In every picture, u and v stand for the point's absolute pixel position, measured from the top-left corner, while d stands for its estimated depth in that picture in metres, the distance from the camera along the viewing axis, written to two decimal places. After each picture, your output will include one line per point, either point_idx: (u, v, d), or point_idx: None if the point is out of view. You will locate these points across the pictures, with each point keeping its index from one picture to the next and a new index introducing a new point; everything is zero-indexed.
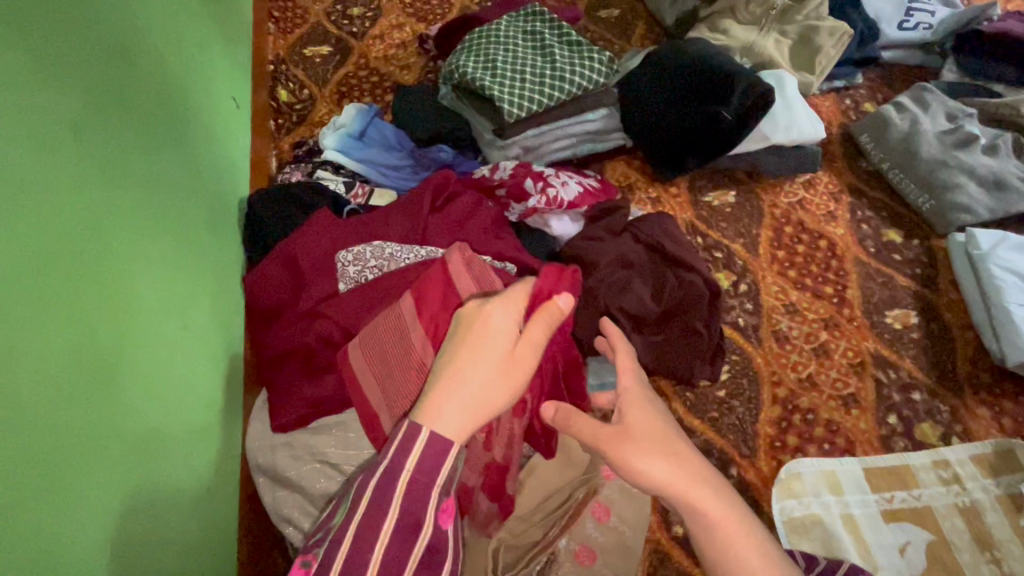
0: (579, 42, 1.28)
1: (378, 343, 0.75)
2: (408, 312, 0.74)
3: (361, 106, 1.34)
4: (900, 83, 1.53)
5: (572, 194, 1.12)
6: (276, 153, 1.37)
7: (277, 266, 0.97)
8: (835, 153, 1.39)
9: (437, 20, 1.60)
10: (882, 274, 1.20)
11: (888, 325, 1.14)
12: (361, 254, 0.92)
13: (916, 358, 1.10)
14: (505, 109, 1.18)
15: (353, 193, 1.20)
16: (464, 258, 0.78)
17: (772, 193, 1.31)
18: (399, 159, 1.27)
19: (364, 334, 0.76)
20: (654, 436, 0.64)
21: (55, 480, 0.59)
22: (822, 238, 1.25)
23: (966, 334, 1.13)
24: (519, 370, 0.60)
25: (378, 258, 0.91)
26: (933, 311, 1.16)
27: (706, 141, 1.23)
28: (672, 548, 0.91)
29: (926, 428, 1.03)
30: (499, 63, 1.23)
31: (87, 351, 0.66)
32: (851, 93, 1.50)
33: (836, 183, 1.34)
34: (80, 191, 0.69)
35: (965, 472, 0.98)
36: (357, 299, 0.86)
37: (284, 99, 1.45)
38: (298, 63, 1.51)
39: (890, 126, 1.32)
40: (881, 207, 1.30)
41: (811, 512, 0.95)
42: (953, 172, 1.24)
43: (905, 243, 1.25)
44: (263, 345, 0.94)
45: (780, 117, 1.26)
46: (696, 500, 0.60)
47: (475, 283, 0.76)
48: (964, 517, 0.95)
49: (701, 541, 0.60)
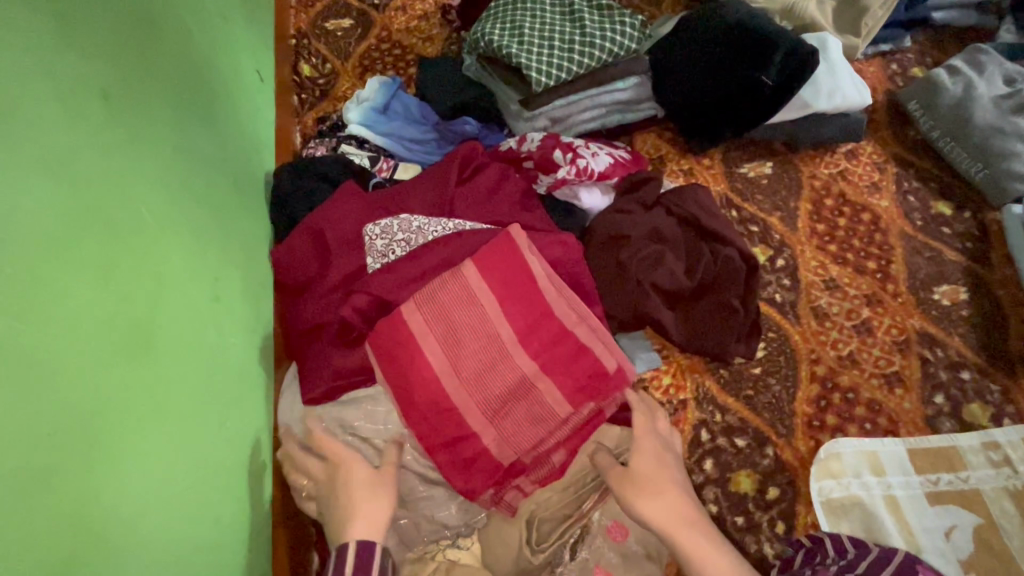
0: (609, 6, 1.23)
1: (436, 305, 0.81)
2: (473, 282, 0.82)
3: (384, 79, 1.32)
4: (951, 46, 1.43)
5: (602, 165, 1.08)
6: (299, 129, 1.36)
7: (303, 238, 0.96)
8: (880, 121, 1.31)
9: None
10: (930, 249, 1.14)
11: (935, 302, 1.08)
12: (388, 227, 0.90)
13: (965, 336, 1.05)
14: (533, 78, 1.14)
15: (378, 167, 1.18)
16: (526, 239, 0.84)
17: (812, 164, 1.25)
18: (424, 133, 1.25)
19: (419, 295, 0.82)
20: (655, 480, 0.76)
21: (89, 448, 0.60)
22: (865, 211, 1.19)
23: (1020, 311, 1.07)
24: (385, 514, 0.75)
25: (407, 231, 0.90)
26: (985, 288, 1.10)
27: (743, 110, 1.18)
28: None
29: (974, 409, 0.98)
30: (526, 29, 1.18)
31: (118, 322, 0.66)
32: (898, 58, 1.41)
33: (880, 153, 1.27)
34: (108, 159, 0.69)
35: (1016, 455, 0.94)
36: (393, 271, 0.87)
37: (307, 73, 1.43)
38: (320, 37, 1.49)
39: (941, 91, 1.24)
40: (929, 178, 1.23)
41: (851, 493, 0.92)
42: (1010, 139, 1.16)
43: (954, 216, 1.18)
44: (292, 317, 0.94)
45: (823, 83, 1.19)
46: (678, 532, 0.71)
47: (542, 268, 0.84)
48: (1014, 501, 0.91)
49: (684, 562, 0.69)
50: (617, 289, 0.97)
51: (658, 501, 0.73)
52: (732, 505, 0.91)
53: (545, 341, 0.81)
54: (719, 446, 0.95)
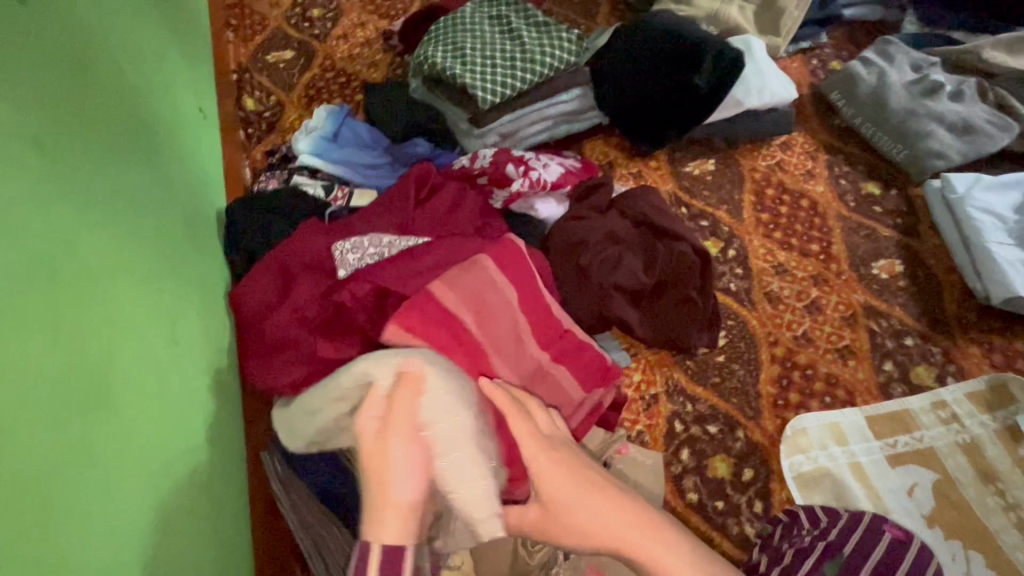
0: (546, 23, 1.27)
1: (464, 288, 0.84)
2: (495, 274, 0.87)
3: (332, 107, 1.32)
4: (863, 39, 1.55)
5: (555, 175, 1.12)
6: (248, 163, 1.34)
7: (263, 272, 0.94)
8: (808, 113, 1.40)
9: (400, 15, 1.57)
10: (865, 227, 1.22)
11: (875, 276, 1.16)
12: (358, 242, 0.91)
13: (905, 306, 1.12)
14: (479, 96, 1.17)
15: (332, 195, 1.17)
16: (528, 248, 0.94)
17: (751, 157, 1.32)
18: (376, 158, 1.25)
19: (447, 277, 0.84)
20: (573, 498, 0.63)
21: (49, 513, 0.57)
22: (803, 197, 1.26)
23: (951, 277, 1.16)
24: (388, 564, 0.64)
25: (378, 246, 0.92)
26: (918, 258, 1.18)
27: (682, 112, 1.24)
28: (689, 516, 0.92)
29: (921, 371, 1.05)
30: (468, 49, 1.21)
31: (72, 377, 0.63)
32: (817, 53, 1.51)
33: (812, 142, 1.35)
34: (50, 210, 0.67)
35: (962, 410, 1.01)
36: (394, 271, 0.88)
37: (251, 107, 1.42)
38: (262, 70, 1.48)
39: (859, 81, 1.33)
40: (857, 162, 1.32)
41: (819, 466, 0.96)
42: (923, 121, 1.26)
43: (883, 195, 1.27)
44: (255, 352, 0.91)
45: (752, 81, 1.26)
46: (626, 544, 0.61)
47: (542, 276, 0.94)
48: (965, 453, 0.98)
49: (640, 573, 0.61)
50: (581, 295, 1.00)
51: (586, 519, 0.62)
52: (711, 491, 0.94)
53: (550, 337, 0.90)
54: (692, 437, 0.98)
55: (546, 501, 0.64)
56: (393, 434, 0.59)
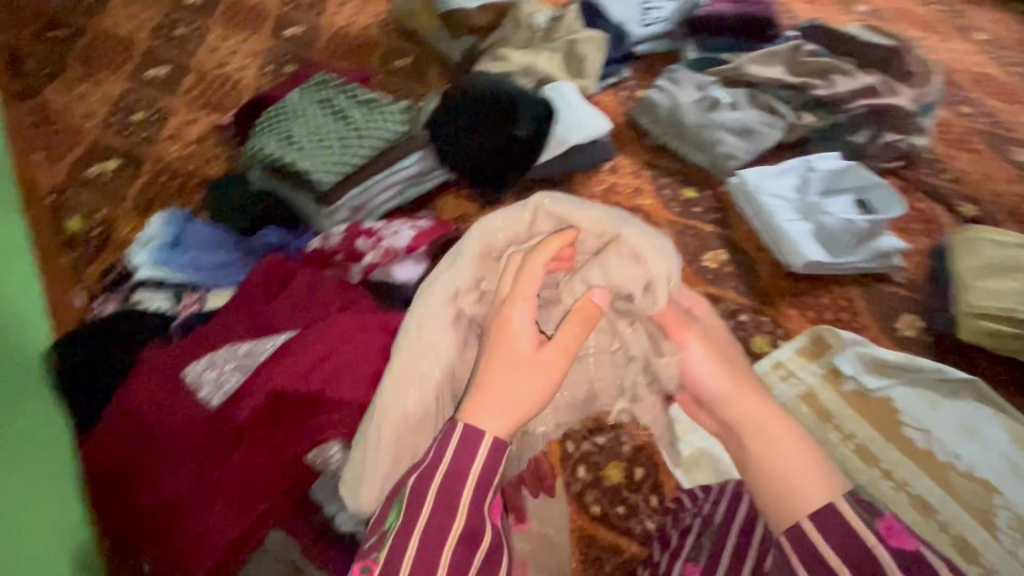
0: (371, 99, 1.35)
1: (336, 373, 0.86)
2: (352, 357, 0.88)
3: (168, 214, 1.27)
4: (658, 67, 1.80)
5: (406, 240, 1.16)
6: (81, 288, 1.23)
7: (111, 428, 0.87)
8: (626, 138, 1.60)
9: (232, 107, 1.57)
10: (691, 227, 1.41)
11: (706, 267, 1.33)
12: (211, 360, 0.91)
13: (735, 287, 1.30)
14: (317, 180, 1.24)
15: (181, 304, 1.10)
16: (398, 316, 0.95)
17: (587, 184, 1.47)
18: (227, 255, 1.19)
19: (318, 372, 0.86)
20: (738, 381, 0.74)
21: None
22: (637, 212, 1.43)
23: (763, 254, 1.36)
24: (431, 550, 0.61)
25: (231, 360, 0.91)
26: (736, 244, 1.38)
27: (513, 153, 1.34)
28: (596, 530, 0.97)
29: (758, 341, 1.22)
30: (300, 138, 1.28)
31: None
32: (624, 86, 1.74)
33: (634, 162, 1.54)
34: None
35: (795, 366, 1.18)
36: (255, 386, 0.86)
37: (76, 226, 1.32)
38: (83, 186, 1.39)
39: (657, 107, 1.55)
40: (673, 172, 1.52)
41: (697, 447, 1.05)
42: (714, 131, 1.49)
43: (699, 196, 1.47)
44: (145, 504, 0.83)
45: (570, 121, 1.43)
46: (781, 423, 0.69)
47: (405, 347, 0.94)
48: (806, 402, 1.14)
49: (760, 460, 0.67)
50: None
51: (750, 399, 0.72)
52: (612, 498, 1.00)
53: None
54: (589, 455, 1.04)
55: (688, 369, 0.77)
56: (510, 343, 0.68)
